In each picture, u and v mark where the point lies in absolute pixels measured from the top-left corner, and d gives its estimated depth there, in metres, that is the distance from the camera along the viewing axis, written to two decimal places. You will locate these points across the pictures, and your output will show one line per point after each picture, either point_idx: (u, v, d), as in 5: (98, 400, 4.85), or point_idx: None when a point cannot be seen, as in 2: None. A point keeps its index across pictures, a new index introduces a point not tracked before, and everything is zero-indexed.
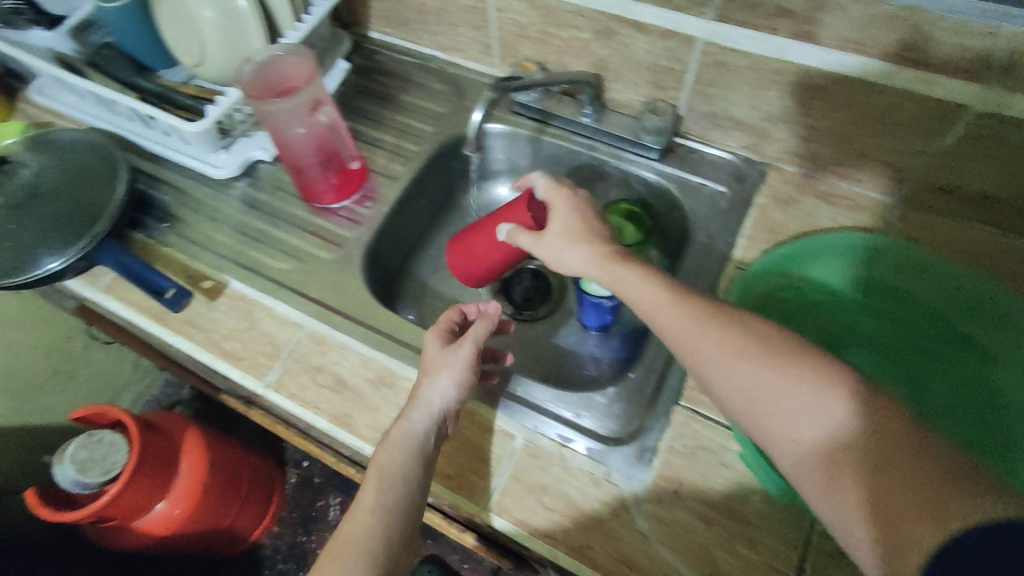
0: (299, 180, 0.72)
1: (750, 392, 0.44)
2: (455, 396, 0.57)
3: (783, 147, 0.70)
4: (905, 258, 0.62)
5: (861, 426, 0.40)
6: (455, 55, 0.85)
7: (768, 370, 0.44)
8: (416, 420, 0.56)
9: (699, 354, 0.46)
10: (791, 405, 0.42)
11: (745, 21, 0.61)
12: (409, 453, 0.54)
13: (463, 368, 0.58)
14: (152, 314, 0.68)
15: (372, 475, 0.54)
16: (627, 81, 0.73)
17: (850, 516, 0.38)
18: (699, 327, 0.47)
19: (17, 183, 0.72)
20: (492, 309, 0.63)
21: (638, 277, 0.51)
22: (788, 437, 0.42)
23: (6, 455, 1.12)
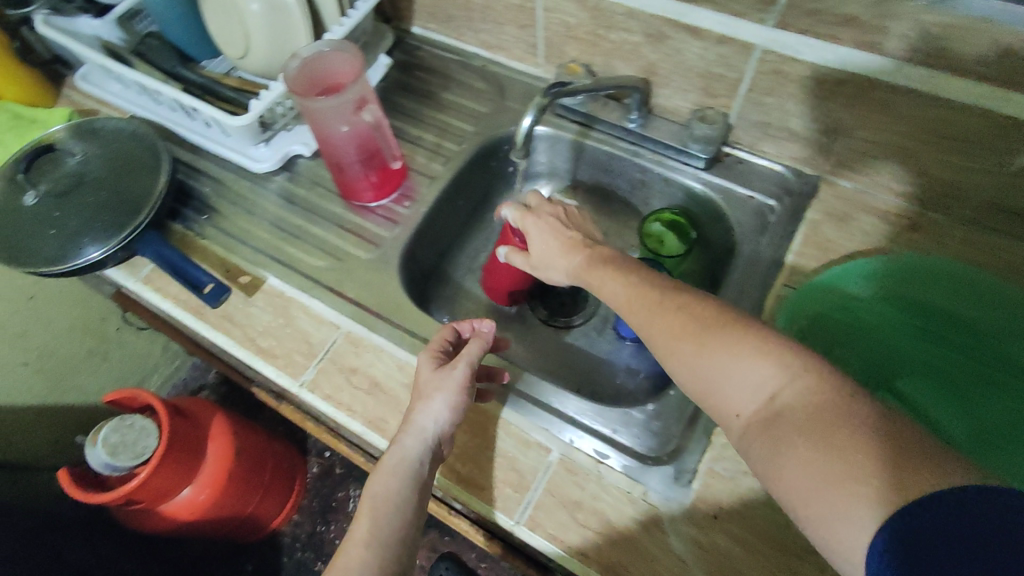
0: (339, 178, 0.72)
1: (692, 370, 0.44)
2: (449, 419, 0.56)
3: (837, 160, 0.67)
4: (936, 271, 0.59)
5: (794, 395, 0.39)
6: (498, 54, 0.83)
7: (707, 346, 0.44)
8: (410, 446, 0.54)
9: (653, 342, 0.48)
10: (732, 379, 0.42)
11: (808, 29, 0.58)
12: (402, 479, 0.53)
13: (457, 389, 0.56)
14: (190, 308, 0.69)
15: (365, 506, 0.52)
16: (676, 87, 0.71)
17: (789, 486, 0.37)
18: (647, 315, 0.48)
19: (62, 170, 0.73)
20: (486, 327, 0.62)
21: (605, 278, 0.53)
22: (734, 411, 0.42)
23: (41, 432, 1.14)
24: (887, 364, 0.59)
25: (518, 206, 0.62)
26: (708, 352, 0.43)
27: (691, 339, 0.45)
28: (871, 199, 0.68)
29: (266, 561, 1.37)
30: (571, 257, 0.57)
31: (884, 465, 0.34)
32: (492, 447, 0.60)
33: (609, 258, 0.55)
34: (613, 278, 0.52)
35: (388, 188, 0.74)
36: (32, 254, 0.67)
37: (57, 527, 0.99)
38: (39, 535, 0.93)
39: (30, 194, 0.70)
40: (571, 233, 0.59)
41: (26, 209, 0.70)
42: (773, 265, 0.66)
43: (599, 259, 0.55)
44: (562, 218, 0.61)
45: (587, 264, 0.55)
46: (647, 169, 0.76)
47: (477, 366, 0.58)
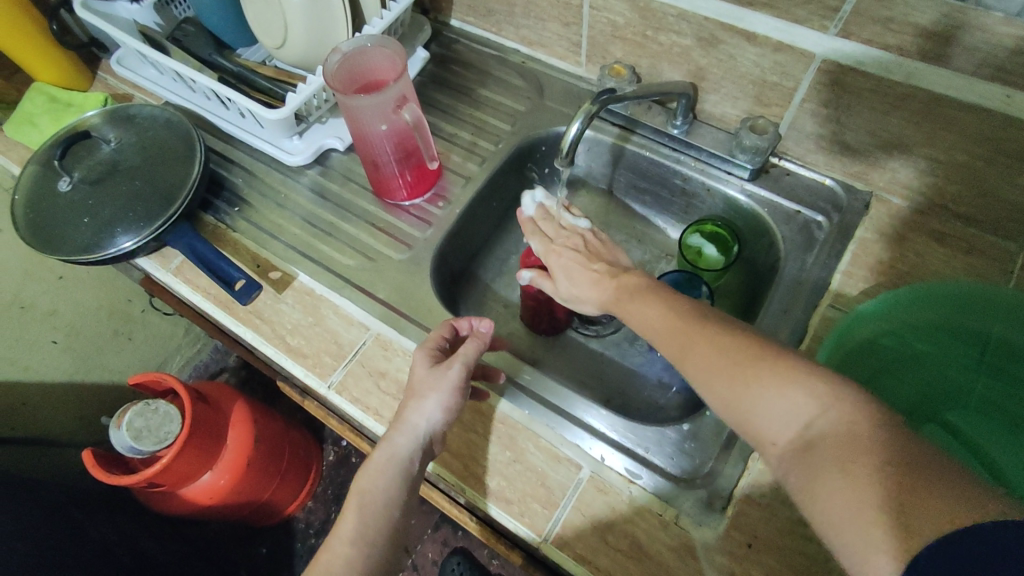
0: (374, 174, 0.70)
1: (723, 397, 0.42)
2: (441, 419, 0.55)
3: (892, 177, 0.64)
4: (980, 296, 0.54)
5: (829, 423, 0.37)
6: (538, 51, 0.81)
7: (740, 372, 0.42)
8: (400, 444, 0.53)
9: (686, 369, 0.46)
10: (764, 406, 0.40)
11: (875, 39, 0.54)
12: (390, 477, 0.53)
13: (451, 390, 0.55)
14: (219, 303, 0.68)
15: (352, 503, 0.52)
16: (726, 93, 0.68)
17: (828, 519, 0.34)
18: (681, 336, 0.47)
19: (97, 157, 0.73)
20: (485, 327, 0.59)
21: (636, 304, 0.51)
22: (768, 440, 0.40)
23: (68, 409, 1.16)
24: (937, 401, 0.55)
25: (542, 238, 0.63)
26: (741, 379, 0.41)
27: (723, 366, 0.43)
28: (927, 220, 0.65)
29: (280, 546, 1.38)
30: (600, 290, 0.55)
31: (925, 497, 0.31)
32: (519, 460, 0.58)
33: (644, 287, 0.53)
34: (650, 304, 0.50)
35: (422, 187, 0.73)
36: (65, 241, 0.66)
37: (82, 503, 0.98)
38: (63, 510, 0.92)
39: (65, 180, 0.70)
40: (597, 266, 0.57)
41: (61, 195, 0.70)
42: (819, 285, 0.63)
43: (626, 289, 0.53)
44: (582, 248, 0.60)
45: (622, 294, 0.53)
46: (689, 177, 0.74)
47: (473, 367, 0.57)
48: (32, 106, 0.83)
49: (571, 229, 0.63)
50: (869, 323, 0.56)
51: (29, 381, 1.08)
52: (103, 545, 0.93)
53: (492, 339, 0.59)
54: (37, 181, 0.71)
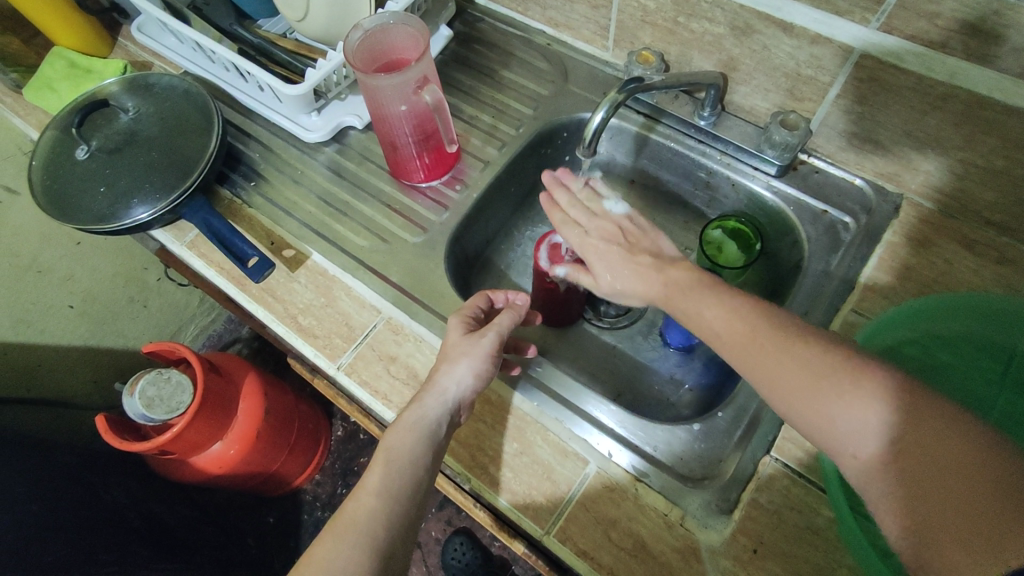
0: (392, 155, 0.69)
1: (805, 407, 0.40)
2: (471, 385, 0.55)
3: (926, 180, 0.62)
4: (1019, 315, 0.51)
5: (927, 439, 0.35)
6: (564, 33, 0.78)
7: (828, 383, 0.40)
8: (431, 406, 0.53)
9: (759, 371, 0.43)
10: (850, 418, 0.38)
11: (920, 35, 0.51)
12: (417, 436, 0.52)
13: (484, 357, 0.55)
14: (232, 279, 0.68)
15: (380, 458, 0.52)
16: (757, 85, 0.66)
17: (926, 541, 0.33)
18: (755, 337, 0.44)
19: (115, 126, 0.72)
20: (522, 301, 0.61)
21: (697, 302, 0.48)
22: (849, 453, 0.38)
23: (81, 373, 1.18)
24: None
25: (575, 230, 0.59)
26: (826, 388, 0.39)
27: (811, 377, 0.40)
28: (957, 226, 0.62)
29: (287, 516, 1.40)
30: (649, 288, 0.52)
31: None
32: (526, 452, 0.58)
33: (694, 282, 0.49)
34: (718, 305, 0.47)
35: (440, 169, 0.72)
36: (81, 210, 0.66)
37: (95, 466, 1.00)
38: (76, 475, 0.94)
39: (82, 148, 0.70)
40: (640, 259, 0.53)
41: (79, 163, 0.69)
42: (842, 289, 0.61)
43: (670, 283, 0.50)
44: (620, 240, 0.56)
45: (674, 293, 0.50)
46: (715, 170, 0.72)
47: (505, 337, 0.57)
48: (51, 71, 0.83)
49: (605, 216, 0.58)
50: (899, 328, 0.55)
51: (45, 344, 1.10)
52: (114, 508, 0.94)
53: (525, 314, 0.59)
54: (54, 148, 0.71)
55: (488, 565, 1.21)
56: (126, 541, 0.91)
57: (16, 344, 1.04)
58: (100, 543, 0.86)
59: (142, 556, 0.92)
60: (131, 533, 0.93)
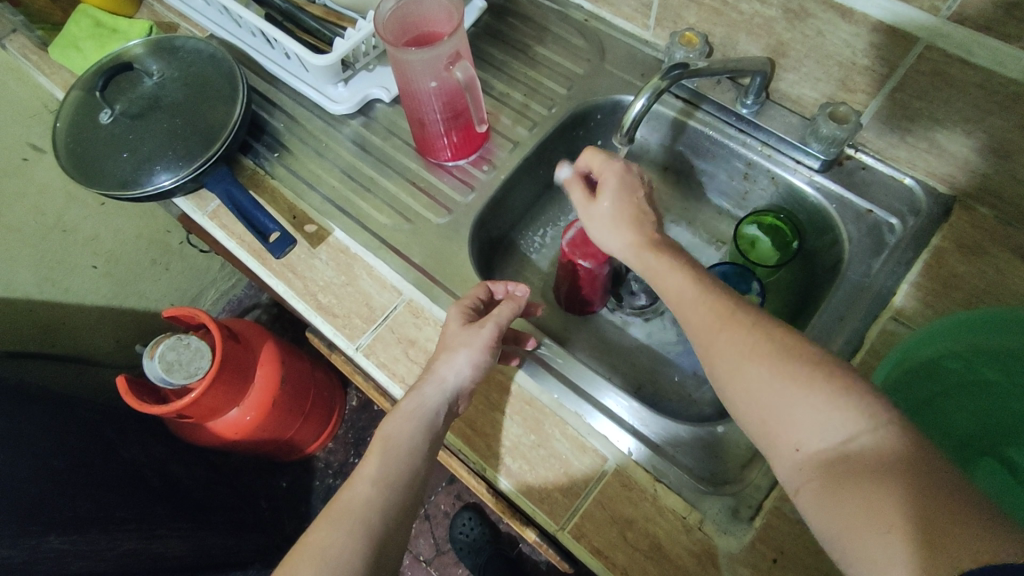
0: (419, 132, 0.67)
1: (755, 400, 0.41)
2: (470, 375, 0.53)
3: (983, 184, 0.58)
4: None
5: (871, 443, 0.36)
6: (603, 9, 0.75)
7: (777, 377, 0.40)
8: (428, 396, 0.52)
9: (717, 355, 0.43)
10: (798, 414, 0.38)
11: (994, 26, 0.48)
12: (417, 425, 0.51)
13: (482, 348, 0.53)
14: (253, 252, 0.67)
15: (377, 446, 0.51)
16: (807, 73, 0.62)
17: (846, 530, 0.34)
18: (714, 325, 0.44)
19: (139, 91, 0.71)
20: (521, 292, 0.59)
21: (663, 268, 0.49)
22: (791, 444, 0.39)
23: (103, 332, 1.19)
24: (996, 435, 0.51)
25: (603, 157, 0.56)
26: (777, 381, 0.40)
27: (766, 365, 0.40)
28: (1011, 232, 0.59)
29: (300, 481, 1.43)
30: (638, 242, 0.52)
31: (960, 532, 0.30)
32: (544, 445, 0.57)
33: (669, 246, 0.51)
34: (676, 272, 0.48)
35: (467, 149, 0.69)
36: (104, 175, 0.65)
37: (116, 424, 1.02)
38: (99, 432, 0.96)
39: (105, 112, 0.69)
40: (624, 236, 0.52)
41: (102, 128, 0.68)
42: (883, 294, 0.59)
43: (654, 244, 0.51)
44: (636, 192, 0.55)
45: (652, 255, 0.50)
46: (755, 162, 0.69)
47: (504, 328, 0.56)
48: (77, 30, 0.81)
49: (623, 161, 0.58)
50: (929, 346, 0.53)
51: (69, 302, 1.11)
52: (134, 466, 0.96)
53: (526, 302, 0.57)
54: (78, 110, 0.70)
55: (495, 541, 1.22)
56: (145, 500, 0.93)
57: (40, 301, 1.05)
58: (118, 500, 0.87)
59: (159, 515, 0.94)
60: (149, 492, 0.95)
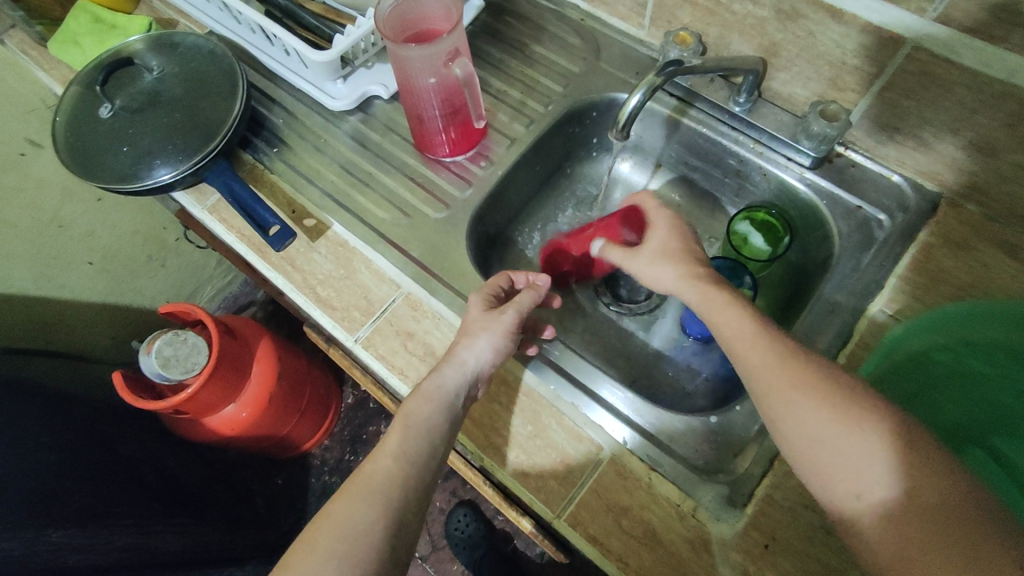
0: (417, 128, 0.68)
1: (815, 445, 0.42)
2: (490, 359, 0.54)
3: (970, 181, 0.59)
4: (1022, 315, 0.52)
5: (928, 494, 0.38)
6: (599, 9, 0.76)
7: (839, 424, 0.42)
8: (448, 377, 0.53)
9: (776, 397, 0.45)
10: (858, 461, 0.40)
11: (980, 27, 0.49)
12: (436, 405, 0.52)
13: (503, 333, 0.55)
14: (252, 246, 0.68)
15: (398, 423, 0.52)
16: (798, 72, 0.63)
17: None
18: (773, 365, 0.45)
19: (139, 86, 0.71)
20: (542, 281, 0.61)
21: (724, 304, 0.50)
22: (851, 491, 0.40)
23: (98, 328, 1.19)
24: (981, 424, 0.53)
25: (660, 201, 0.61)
26: (839, 428, 0.41)
27: (828, 413, 0.42)
28: (999, 228, 0.60)
29: (295, 478, 1.43)
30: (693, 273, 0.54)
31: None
32: (541, 436, 0.58)
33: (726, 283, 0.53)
34: (737, 310, 0.49)
35: (465, 145, 0.70)
36: (104, 169, 0.66)
37: (113, 420, 1.02)
38: (94, 428, 0.96)
39: (106, 107, 0.69)
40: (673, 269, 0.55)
41: (102, 122, 0.69)
42: (872, 288, 0.60)
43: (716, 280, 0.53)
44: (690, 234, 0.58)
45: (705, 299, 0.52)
46: (747, 159, 0.71)
47: (526, 315, 0.57)
48: (76, 25, 0.82)
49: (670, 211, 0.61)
50: (915, 337, 0.55)
51: (65, 297, 1.11)
52: (130, 463, 0.96)
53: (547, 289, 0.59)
54: (79, 104, 0.71)
55: (490, 538, 1.22)
56: (141, 496, 0.93)
57: (37, 297, 1.05)
58: (115, 496, 0.88)
59: (156, 512, 0.94)
60: (146, 488, 0.95)
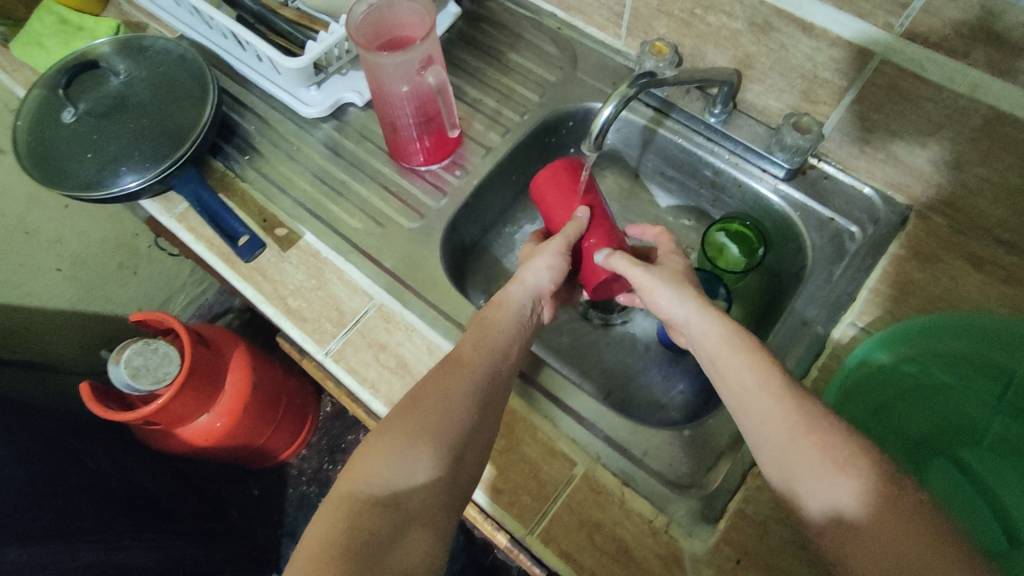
0: (391, 136, 0.67)
1: (789, 467, 0.43)
2: (548, 278, 0.60)
3: (936, 193, 0.60)
4: (992, 329, 0.52)
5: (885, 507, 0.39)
6: (576, 17, 0.76)
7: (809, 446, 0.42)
8: (514, 292, 0.58)
9: (755, 422, 0.46)
10: (829, 483, 0.41)
11: (942, 43, 0.50)
12: (510, 314, 0.56)
13: (555, 254, 0.60)
14: (220, 256, 0.66)
15: (476, 324, 0.56)
16: (771, 84, 0.64)
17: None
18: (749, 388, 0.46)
19: (105, 90, 0.70)
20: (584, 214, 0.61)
21: (715, 336, 0.50)
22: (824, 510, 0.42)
23: (67, 336, 1.16)
24: (938, 431, 0.55)
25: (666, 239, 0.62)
26: (807, 447, 0.43)
27: (797, 437, 0.43)
28: (966, 241, 0.61)
29: (272, 488, 1.40)
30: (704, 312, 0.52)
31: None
32: (514, 450, 0.57)
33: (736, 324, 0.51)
34: (729, 336, 0.50)
35: (440, 154, 0.69)
36: (67, 176, 0.64)
37: (80, 432, 0.99)
38: (61, 441, 0.93)
39: (70, 111, 0.67)
40: (690, 302, 0.53)
41: (65, 127, 0.67)
42: (844, 300, 0.60)
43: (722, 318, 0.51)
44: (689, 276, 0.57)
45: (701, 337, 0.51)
46: (722, 170, 0.71)
47: (573, 241, 0.61)
48: (40, 26, 0.80)
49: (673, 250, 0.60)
50: (896, 348, 0.53)
51: (32, 306, 1.08)
52: (99, 476, 0.94)
53: (588, 225, 0.61)
54: (41, 108, 0.69)
55: (469, 549, 1.21)
56: (109, 511, 0.91)
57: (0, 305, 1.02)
58: (82, 511, 0.86)
59: (124, 526, 0.92)
60: (113, 502, 0.93)
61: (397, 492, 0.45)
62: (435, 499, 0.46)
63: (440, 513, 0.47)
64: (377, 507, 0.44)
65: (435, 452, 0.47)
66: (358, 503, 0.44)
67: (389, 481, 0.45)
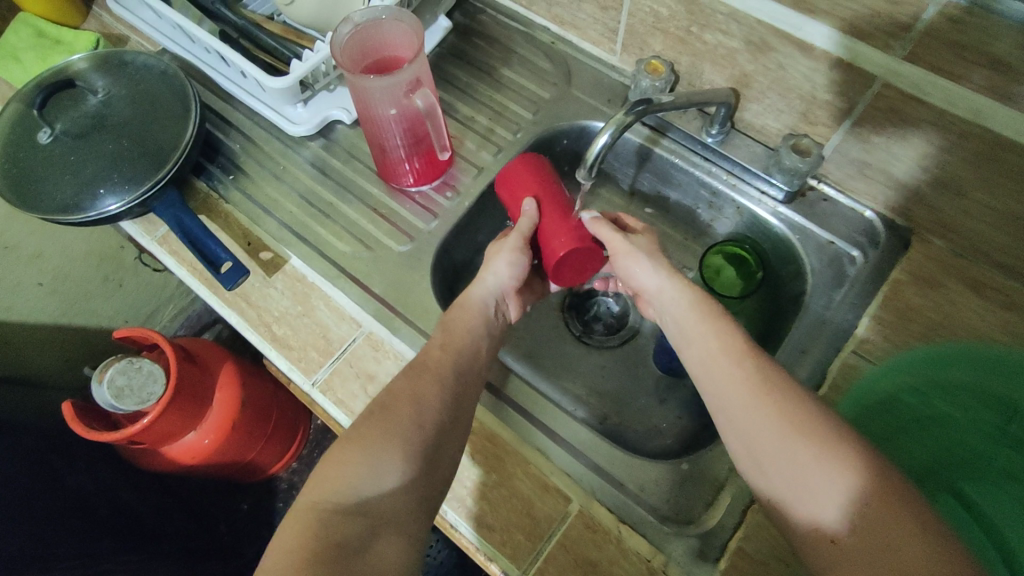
0: (379, 157, 0.65)
1: (773, 465, 0.44)
2: (509, 276, 0.58)
3: (935, 216, 0.58)
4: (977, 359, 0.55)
5: (867, 505, 0.40)
6: (569, 32, 0.74)
7: (794, 443, 0.43)
8: (475, 291, 0.57)
9: (742, 420, 0.46)
10: (814, 481, 0.42)
11: (945, 67, 0.48)
12: (473, 314, 0.56)
13: (513, 250, 0.59)
14: (204, 281, 0.64)
15: (439, 326, 0.55)
16: (770, 104, 0.62)
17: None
18: (737, 388, 0.47)
19: (83, 109, 0.67)
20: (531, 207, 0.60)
21: (699, 330, 0.51)
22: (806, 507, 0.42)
23: (49, 352, 1.14)
24: (946, 466, 0.52)
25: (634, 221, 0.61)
26: (793, 445, 0.43)
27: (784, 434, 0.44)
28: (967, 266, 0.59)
29: (262, 503, 1.38)
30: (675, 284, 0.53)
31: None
32: (506, 484, 0.55)
33: (706, 299, 0.53)
34: (714, 330, 0.50)
35: (431, 175, 0.68)
36: (42, 199, 0.62)
37: (63, 451, 0.97)
38: (41, 460, 0.90)
39: (45, 132, 0.65)
40: (660, 270, 0.54)
41: (41, 148, 0.64)
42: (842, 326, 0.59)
43: (693, 297, 0.52)
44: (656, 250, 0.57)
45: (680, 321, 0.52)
46: (720, 191, 0.69)
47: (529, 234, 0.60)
48: (16, 40, 0.77)
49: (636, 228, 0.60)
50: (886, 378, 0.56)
51: (13, 322, 1.05)
52: (79, 497, 0.92)
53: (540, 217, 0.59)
54: (16, 127, 0.66)
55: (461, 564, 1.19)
56: (88, 533, 0.88)
57: None
58: (59, 535, 0.83)
59: (105, 549, 0.89)
60: (93, 525, 0.90)
61: (366, 499, 0.43)
62: (408, 505, 0.44)
63: (413, 522, 0.45)
64: (351, 525, 0.41)
65: (411, 463, 0.46)
66: (323, 514, 0.42)
67: (358, 488, 0.43)
